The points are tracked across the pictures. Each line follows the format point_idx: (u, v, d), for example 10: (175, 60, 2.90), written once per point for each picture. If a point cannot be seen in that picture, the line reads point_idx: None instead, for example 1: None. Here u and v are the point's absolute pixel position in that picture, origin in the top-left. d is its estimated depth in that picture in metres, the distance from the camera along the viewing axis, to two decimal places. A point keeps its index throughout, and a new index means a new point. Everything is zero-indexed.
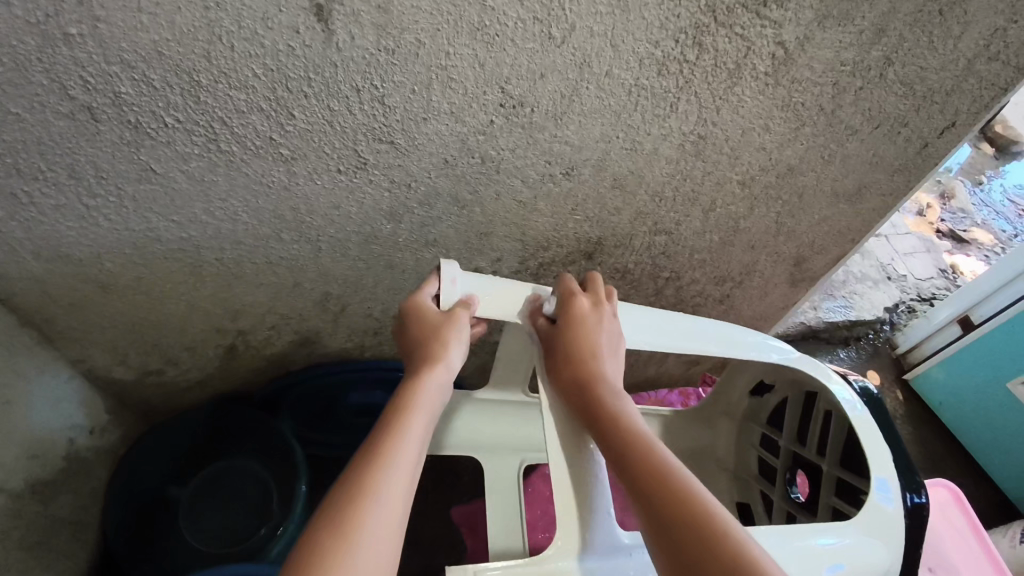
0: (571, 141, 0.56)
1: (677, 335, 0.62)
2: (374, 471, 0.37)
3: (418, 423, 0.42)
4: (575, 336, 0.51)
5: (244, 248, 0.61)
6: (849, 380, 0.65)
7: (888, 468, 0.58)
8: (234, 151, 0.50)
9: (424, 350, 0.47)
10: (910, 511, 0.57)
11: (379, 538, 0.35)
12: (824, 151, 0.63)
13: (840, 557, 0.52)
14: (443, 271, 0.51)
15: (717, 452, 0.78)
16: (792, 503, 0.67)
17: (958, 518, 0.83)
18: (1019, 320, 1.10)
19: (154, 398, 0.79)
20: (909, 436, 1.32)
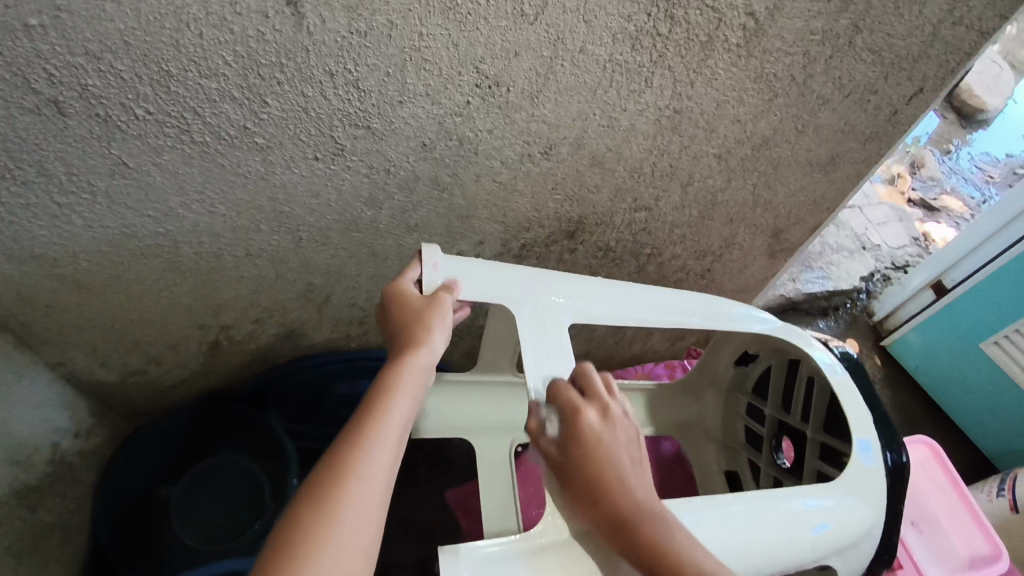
0: (548, 120, 0.56)
1: (661, 309, 0.62)
2: (353, 454, 0.37)
3: (399, 407, 0.41)
4: (594, 468, 0.44)
5: (223, 240, 0.60)
6: (830, 347, 0.66)
7: (868, 428, 0.60)
8: (208, 141, 0.49)
9: (406, 333, 0.46)
10: (891, 470, 0.59)
11: (357, 521, 0.35)
12: (797, 121, 0.64)
13: (827, 517, 0.53)
14: (425, 256, 0.51)
15: (704, 423, 0.79)
16: (779, 469, 0.69)
17: (935, 469, 0.86)
18: (989, 285, 1.14)
19: (138, 398, 0.78)
20: (889, 400, 1.35)
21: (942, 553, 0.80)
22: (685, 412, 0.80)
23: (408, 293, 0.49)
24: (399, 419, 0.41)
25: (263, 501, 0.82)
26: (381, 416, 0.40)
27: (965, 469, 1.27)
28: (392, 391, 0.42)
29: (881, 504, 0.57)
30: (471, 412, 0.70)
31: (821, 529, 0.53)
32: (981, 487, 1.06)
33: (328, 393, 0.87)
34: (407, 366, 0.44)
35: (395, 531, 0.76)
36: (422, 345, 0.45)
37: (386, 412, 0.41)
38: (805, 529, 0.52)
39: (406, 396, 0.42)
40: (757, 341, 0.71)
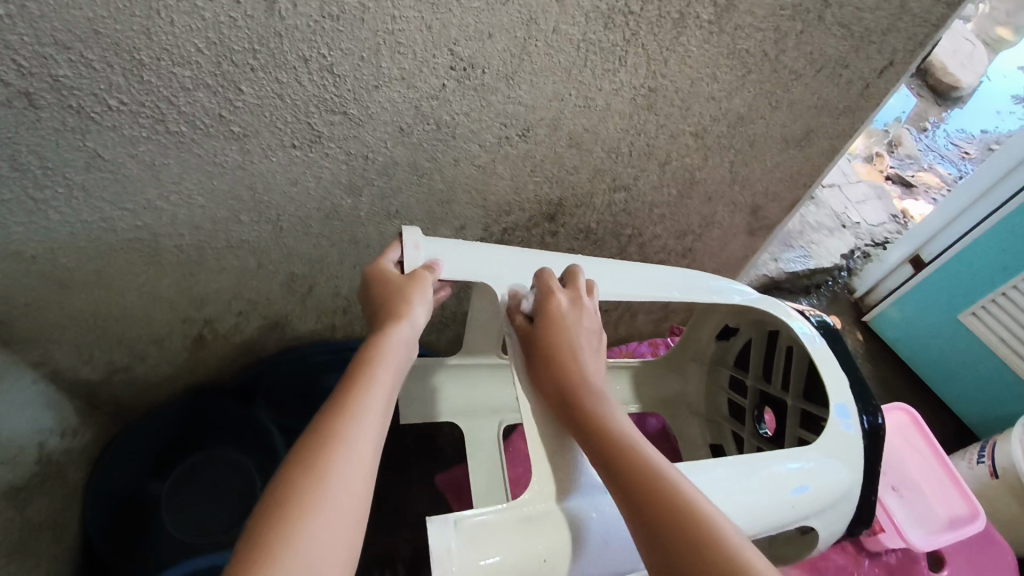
0: (525, 101, 0.56)
1: (642, 284, 0.63)
2: (340, 422, 0.38)
3: (384, 376, 0.42)
4: (551, 334, 0.51)
5: (203, 232, 0.60)
6: (807, 316, 0.67)
7: (846, 392, 0.61)
8: (184, 131, 0.49)
9: (387, 308, 0.47)
10: (868, 431, 0.61)
11: (348, 482, 0.36)
12: (771, 97, 0.64)
13: (807, 479, 0.56)
14: (406, 237, 0.52)
15: (688, 398, 0.80)
16: (762, 439, 0.70)
17: (913, 434, 0.87)
18: (966, 257, 1.16)
19: (124, 396, 0.78)
20: (871, 374, 1.38)
21: (922, 517, 0.82)
22: (669, 388, 0.81)
23: (389, 272, 0.50)
24: (383, 387, 0.42)
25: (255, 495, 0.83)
26: (366, 384, 0.41)
27: (947, 439, 1.30)
28: (376, 361, 0.43)
29: (859, 465, 0.59)
30: (457, 395, 0.71)
31: (801, 491, 0.55)
32: (962, 454, 1.08)
33: (317, 385, 0.86)
34: (390, 338, 0.45)
35: (387, 517, 0.77)
36: (404, 317, 0.46)
37: (371, 381, 0.41)
38: (786, 491, 0.54)
39: (390, 366, 0.43)
40: (737, 314, 0.73)
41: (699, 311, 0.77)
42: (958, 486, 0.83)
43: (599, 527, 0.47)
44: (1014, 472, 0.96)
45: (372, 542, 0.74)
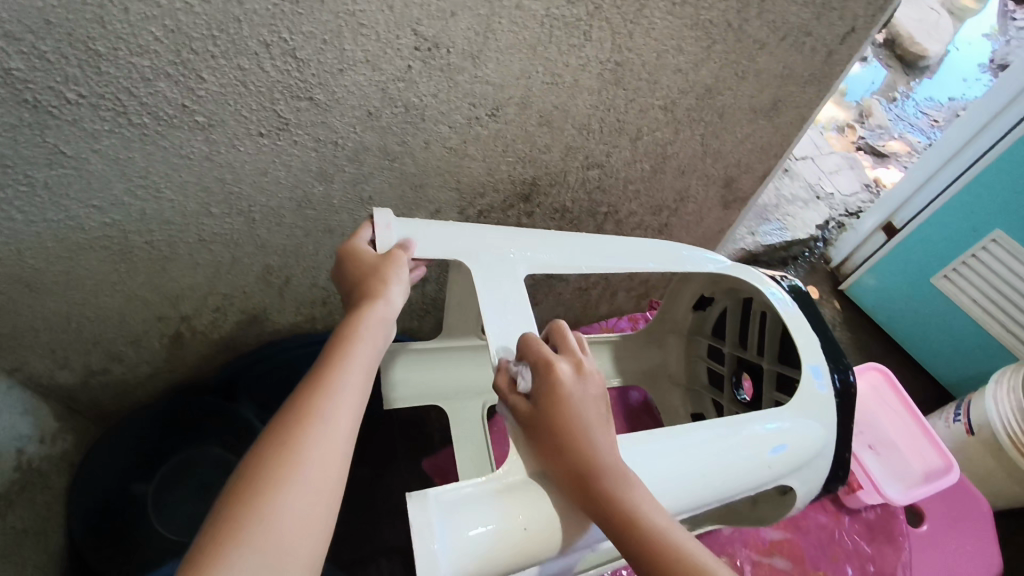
0: (492, 80, 0.56)
1: (616, 256, 0.63)
2: (314, 399, 0.38)
3: (360, 354, 0.43)
4: (563, 425, 0.45)
5: (174, 226, 0.59)
6: (779, 281, 0.69)
7: (818, 353, 0.63)
8: (147, 123, 0.48)
9: (363, 287, 0.47)
10: (841, 389, 0.63)
11: (321, 458, 0.36)
12: (737, 68, 0.65)
13: (782, 439, 0.58)
14: (377, 218, 0.52)
15: (669, 370, 0.82)
16: (740, 404, 0.71)
17: (888, 393, 0.89)
18: (938, 220, 1.19)
19: (104, 398, 0.77)
20: (849, 341, 1.40)
21: (898, 474, 0.84)
22: (650, 360, 0.82)
23: (363, 250, 0.50)
24: (358, 364, 0.42)
25: None
26: (341, 361, 0.41)
27: (924, 400, 1.32)
28: (353, 339, 0.43)
29: (832, 424, 0.61)
30: (440, 379, 0.71)
31: (777, 450, 0.57)
32: (939, 413, 1.11)
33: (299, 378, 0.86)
34: (367, 315, 0.45)
35: (376, 504, 0.77)
36: (380, 293, 0.47)
37: (347, 359, 0.42)
38: (762, 449, 0.56)
39: (366, 343, 0.44)
40: (711, 283, 0.74)
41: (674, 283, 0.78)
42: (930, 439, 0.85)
43: None
44: (988, 428, 0.99)
45: (362, 529, 0.74)
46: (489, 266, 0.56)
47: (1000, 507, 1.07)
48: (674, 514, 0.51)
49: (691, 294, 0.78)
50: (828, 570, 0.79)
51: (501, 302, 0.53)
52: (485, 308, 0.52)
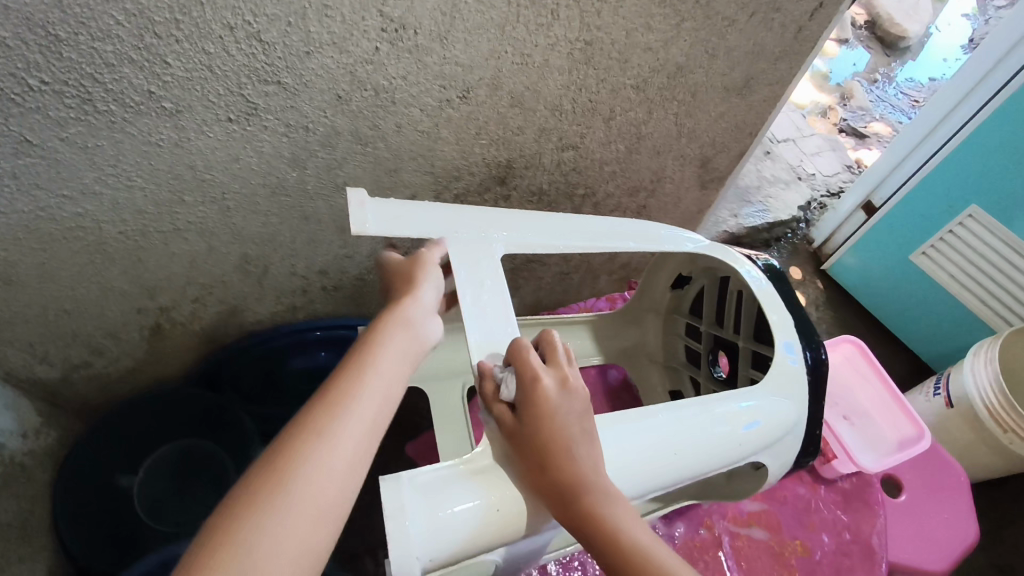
0: (461, 61, 0.56)
1: (592, 236, 0.64)
2: (334, 393, 0.42)
3: (392, 349, 0.46)
4: (545, 437, 0.46)
5: (148, 216, 0.59)
6: (754, 260, 0.69)
7: (790, 331, 0.64)
8: (113, 110, 0.48)
9: (396, 298, 0.52)
10: (812, 366, 0.64)
11: (331, 449, 0.38)
12: (708, 45, 0.65)
13: (756, 416, 0.59)
14: (351, 197, 0.51)
15: (648, 348, 0.83)
16: (717, 381, 0.73)
17: (862, 364, 0.90)
18: (916, 198, 1.20)
19: (85, 393, 0.77)
20: (831, 321, 1.42)
21: (871, 443, 0.85)
22: (629, 339, 0.83)
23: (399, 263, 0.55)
24: (381, 362, 0.45)
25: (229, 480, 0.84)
26: (364, 358, 0.45)
27: (906, 376, 1.34)
28: (377, 337, 0.47)
29: (805, 399, 0.62)
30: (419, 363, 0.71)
31: (752, 426, 0.58)
32: (919, 388, 1.12)
33: (282, 367, 0.87)
34: (394, 316, 0.49)
35: None
36: (410, 300, 0.51)
37: (370, 357, 0.45)
38: (736, 426, 0.57)
39: (394, 341, 0.47)
40: (690, 262, 0.74)
41: (653, 262, 0.79)
42: (904, 409, 0.86)
43: None
44: (967, 400, 1.00)
45: None
46: (463, 246, 0.56)
47: (978, 478, 1.09)
48: (650, 489, 0.52)
49: (669, 273, 0.78)
50: (804, 539, 0.81)
51: (476, 285, 0.54)
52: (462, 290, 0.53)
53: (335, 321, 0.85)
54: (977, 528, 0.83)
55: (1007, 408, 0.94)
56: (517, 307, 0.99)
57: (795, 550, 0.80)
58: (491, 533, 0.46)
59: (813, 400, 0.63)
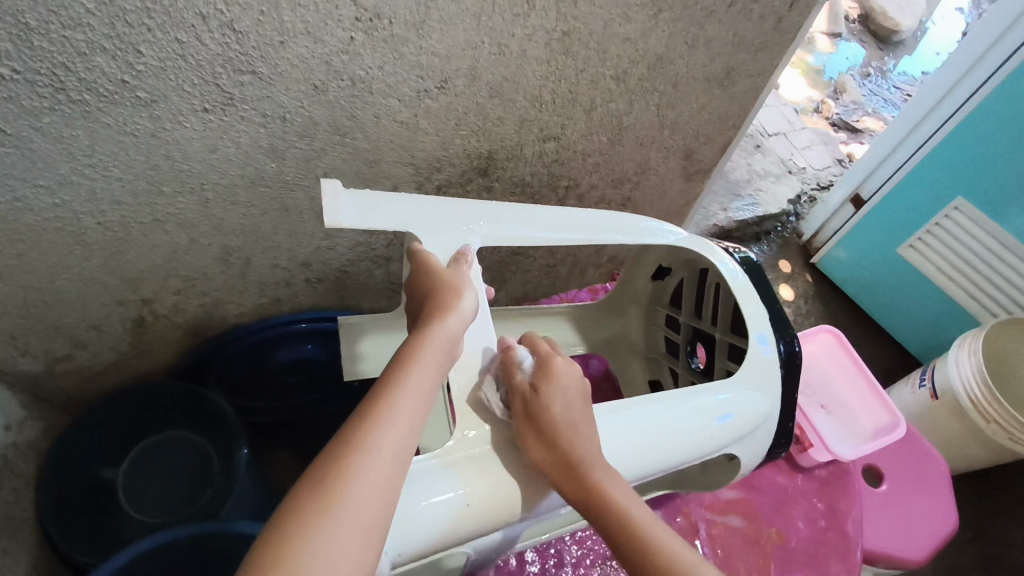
0: (437, 52, 0.56)
1: (569, 230, 0.64)
2: (364, 430, 0.40)
3: (425, 370, 0.45)
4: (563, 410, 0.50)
5: (126, 207, 0.59)
6: (731, 252, 0.71)
7: (764, 323, 0.65)
8: (87, 100, 0.48)
9: (429, 308, 0.50)
10: (785, 357, 0.65)
11: (367, 492, 0.38)
12: (687, 35, 0.65)
13: (731, 408, 0.59)
14: (325, 187, 0.51)
15: (629, 339, 0.85)
16: (695, 372, 0.74)
17: (841, 355, 0.92)
18: (902, 190, 1.20)
19: (69, 386, 0.77)
20: (820, 313, 1.42)
21: (848, 431, 0.86)
22: (611, 330, 0.85)
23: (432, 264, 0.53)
24: (415, 391, 0.43)
25: (214, 470, 0.84)
26: (396, 386, 0.43)
27: (893, 368, 1.35)
28: (410, 361, 0.45)
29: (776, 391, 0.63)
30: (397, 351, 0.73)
31: (726, 419, 0.59)
32: (905, 380, 1.13)
33: (269, 360, 0.88)
34: (431, 335, 0.47)
35: None
36: (445, 315, 0.49)
37: (402, 385, 0.43)
38: (710, 419, 0.58)
39: (425, 363, 0.45)
40: (671, 254, 0.76)
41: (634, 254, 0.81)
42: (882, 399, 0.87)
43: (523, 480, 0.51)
44: (950, 391, 1.01)
45: None
46: (447, 238, 0.57)
47: (961, 469, 1.09)
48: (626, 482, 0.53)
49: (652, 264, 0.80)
50: (781, 527, 0.82)
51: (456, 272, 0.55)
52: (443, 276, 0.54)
53: (320, 313, 0.86)
54: (955, 517, 0.84)
55: (989, 399, 0.95)
56: (503, 299, 1.00)
57: (771, 538, 0.81)
58: (462, 527, 0.47)
59: (786, 391, 0.64)
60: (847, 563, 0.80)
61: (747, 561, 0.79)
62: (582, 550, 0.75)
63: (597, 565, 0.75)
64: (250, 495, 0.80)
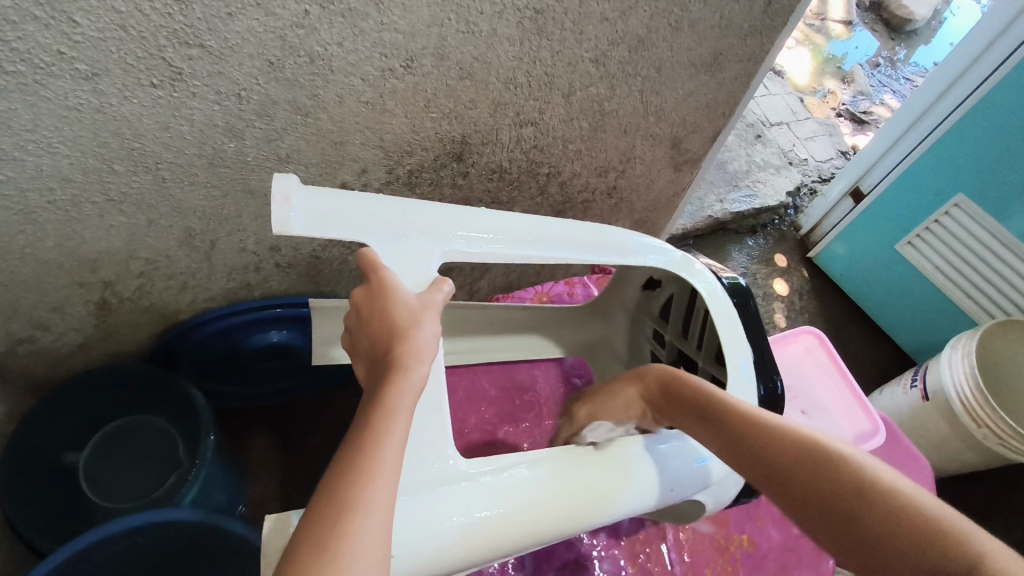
0: (401, 28, 0.53)
1: (548, 240, 0.63)
2: (341, 506, 0.35)
3: (399, 427, 0.40)
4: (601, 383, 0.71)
5: (76, 184, 0.56)
6: (720, 276, 0.71)
7: (746, 351, 0.65)
8: (22, 71, 0.45)
9: (389, 349, 0.44)
10: (767, 396, 0.64)
11: (370, 552, 0.34)
12: (670, 16, 0.65)
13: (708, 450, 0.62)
14: (275, 188, 0.49)
15: (613, 343, 0.87)
16: None
17: (822, 358, 0.92)
18: (903, 184, 1.17)
19: (36, 370, 0.75)
20: (816, 309, 1.39)
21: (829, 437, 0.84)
22: (595, 333, 0.89)
23: (395, 285, 0.49)
24: (393, 453, 0.39)
25: (179, 456, 0.82)
26: (378, 438, 0.39)
27: (887, 368, 1.32)
28: (386, 416, 0.40)
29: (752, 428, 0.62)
30: None
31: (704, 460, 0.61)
32: (897, 380, 1.10)
33: (244, 348, 0.86)
34: (402, 383, 0.42)
35: None
36: (413, 357, 0.44)
37: (384, 437, 0.39)
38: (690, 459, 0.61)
39: (400, 418, 0.40)
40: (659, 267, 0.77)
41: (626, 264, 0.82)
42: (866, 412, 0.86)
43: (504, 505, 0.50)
44: (943, 395, 0.98)
45: None
46: (415, 248, 0.55)
47: (950, 472, 1.07)
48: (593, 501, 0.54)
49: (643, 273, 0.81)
50: (752, 532, 0.81)
51: (419, 280, 0.54)
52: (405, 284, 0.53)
53: (294, 299, 0.83)
54: None
55: (980, 403, 0.92)
56: (485, 289, 0.97)
57: (740, 544, 0.80)
58: (448, 558, 0.47)
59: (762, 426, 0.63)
60: (818, 569, 0.79)
61: (713, 566, 0.78)
62: (544, 554, 0.74)
63: (558, 566, 0.73)
64: (216, 485, 0.79)
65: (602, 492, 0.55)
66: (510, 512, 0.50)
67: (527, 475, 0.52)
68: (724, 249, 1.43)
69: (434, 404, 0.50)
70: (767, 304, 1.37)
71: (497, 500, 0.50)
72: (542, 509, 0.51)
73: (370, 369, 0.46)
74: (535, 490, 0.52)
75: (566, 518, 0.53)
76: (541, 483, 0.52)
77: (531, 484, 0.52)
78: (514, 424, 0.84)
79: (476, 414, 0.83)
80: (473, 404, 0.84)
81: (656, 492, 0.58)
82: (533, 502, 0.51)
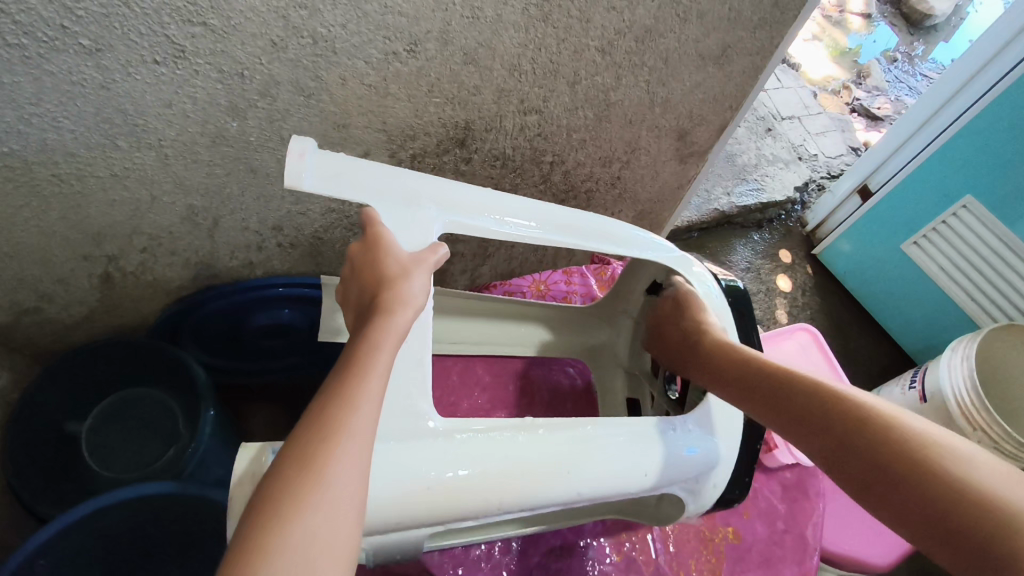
0: (405, 12, 0.53)
1: (550, 227, 0.63)
2: (327, 424, 0.37)
3: (384, 361, 0.41)
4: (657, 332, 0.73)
5: (82, 159, 0.56)
6: (719, 278, 0.72)
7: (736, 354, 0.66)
8: (25, 44, 0.45)
9: (376, 298, 0.46)
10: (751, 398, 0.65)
11: (350, 469, 0.36)
12: (677, 7, 0.64)
13: (697, 442, 0.61)
14: (292, 146, 0.49)
15: (615, 347, 0.88)
16: (669, 402, 0.74)
17: (815, 354, 0.92)
18: (911, 183, 1.16)
19: (40, 340, 0.76)
20: (819, 306, 1.38)
21: None
22: (598, 337, 0.89)
23: (388, 242, 0.50)
24: (376, 383, 0.40)
25: (179, 429, 0.82)
26: (363, 367, 0.40)
27: (888, 368, 1.31)
28: (371, 349, 0.42)
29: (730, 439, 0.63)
30: None
31: (691, 453, 0.60)
32: (897, 381, 1.10)
33: (246, 324, 0.86)
34: (386, 325, 0.44)
35: None
36: (398, 302, 0.45)
37: (369, 368, 0.40)
38: (680, 450, 0.59)
39: (385, 352, 0.42)
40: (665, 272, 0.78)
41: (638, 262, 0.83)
42: None
43: (475, 470, 0.49)
44: (940, 396, 0.98)
45: None
46: (417, 218, 0.55)
47: None
48: (567, 477, 0.52)
49: (648, 276, 0.81)
50: (737, 525, 0.82)
51: (419, 243, 0.54)
52: (403, 245, 0.53)
53: (295, 279, 0.82)
54: None
55: (975, 407, 0.91)
56: (485, 275, 0.97)
57: (726, 536, 0.81)
58: (410, 512, 0.46)
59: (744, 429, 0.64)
60: (802, 566, 0.80)
61: (698, 557, 0.79)
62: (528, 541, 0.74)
63: (542, 552, 0.74)
64: (214, 460, 0.79)
65: (576, 472, 0.53)
66: (474, 475, 0.49)
67: (496, 441, 0.51)
68: (729, 242, 1.43)
69: (416, 359, 0.50)
70: (768, 299, 1.36)
71: (463, 462, 0.49)
72: (512, 477, 0.50)
73: (358, 317, 0.48)
74: (500, 455, 0.50)
75: (536, 487, 0.51)
76: (522, 450, 0.51)
77: (497, 448, 0.51)
78: (508, 410, 0.84)
79: (469, 398, 0.84)
80: (466, 390, 0.85)
81: (634, 480, 0.56)
82: (507, 468, 0.50)
